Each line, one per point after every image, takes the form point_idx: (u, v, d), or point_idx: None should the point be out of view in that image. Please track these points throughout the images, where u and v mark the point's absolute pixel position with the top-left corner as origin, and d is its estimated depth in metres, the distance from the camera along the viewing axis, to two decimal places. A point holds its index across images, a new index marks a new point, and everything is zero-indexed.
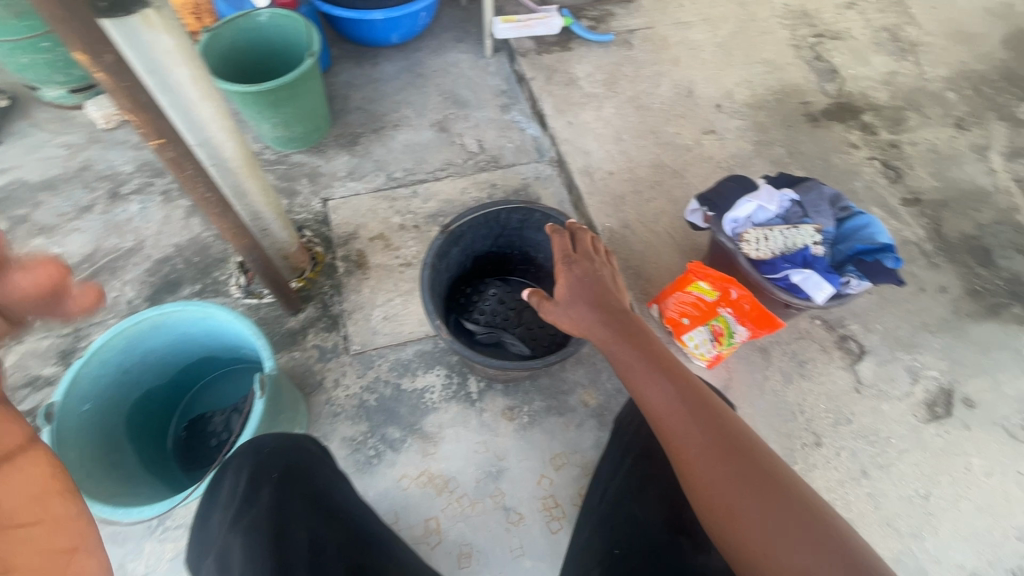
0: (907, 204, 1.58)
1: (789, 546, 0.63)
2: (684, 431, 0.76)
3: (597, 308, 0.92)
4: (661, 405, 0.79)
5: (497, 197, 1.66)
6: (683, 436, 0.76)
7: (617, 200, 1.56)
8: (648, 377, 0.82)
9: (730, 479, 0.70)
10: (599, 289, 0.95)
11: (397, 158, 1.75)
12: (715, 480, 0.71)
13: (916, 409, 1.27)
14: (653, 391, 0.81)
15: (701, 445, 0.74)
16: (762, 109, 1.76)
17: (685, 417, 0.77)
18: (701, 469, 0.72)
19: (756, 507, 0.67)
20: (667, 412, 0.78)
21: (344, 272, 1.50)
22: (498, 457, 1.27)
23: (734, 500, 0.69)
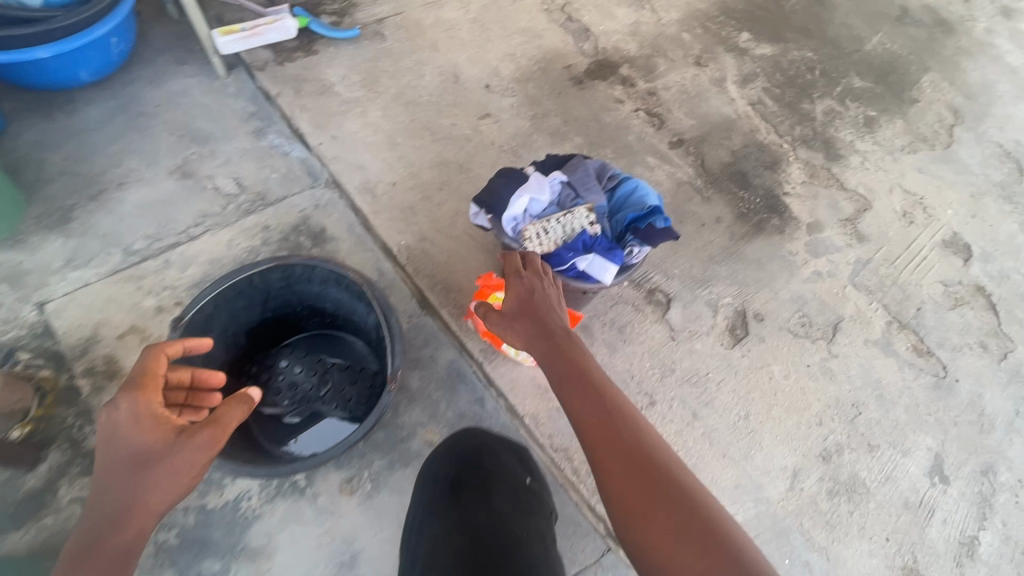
0: (674, 147, 1.69)
1: None
2: (614, 450, 0.75)
3: (537, 324, 0.90)
4: (591, 422, 0.78)
5: (274, 240, 1.43)
6: (612, 454, 0.75)
7: (407, 212, 1.43)
8: (580, 395, 0.81)
9: (657, 498, 0.70)
10: (543, 306, 0.92)
11: (131, 225, 1.40)
12: (638, 498, 0.70)
13: (722, 338, 1.38)
14: (584, 408, 0.80)
15: (629, 464, 0.73)
16: (530, 81, 1.73)
17: (616, 433, 0.76)
18: (627, 485, 0.72)
19: (678, 530, 0.67)
20: (598, 430, 0.77)
21: (92, 391, 1.18)
22: (348, 541, 1.12)
23: (657, 519, 0.68)
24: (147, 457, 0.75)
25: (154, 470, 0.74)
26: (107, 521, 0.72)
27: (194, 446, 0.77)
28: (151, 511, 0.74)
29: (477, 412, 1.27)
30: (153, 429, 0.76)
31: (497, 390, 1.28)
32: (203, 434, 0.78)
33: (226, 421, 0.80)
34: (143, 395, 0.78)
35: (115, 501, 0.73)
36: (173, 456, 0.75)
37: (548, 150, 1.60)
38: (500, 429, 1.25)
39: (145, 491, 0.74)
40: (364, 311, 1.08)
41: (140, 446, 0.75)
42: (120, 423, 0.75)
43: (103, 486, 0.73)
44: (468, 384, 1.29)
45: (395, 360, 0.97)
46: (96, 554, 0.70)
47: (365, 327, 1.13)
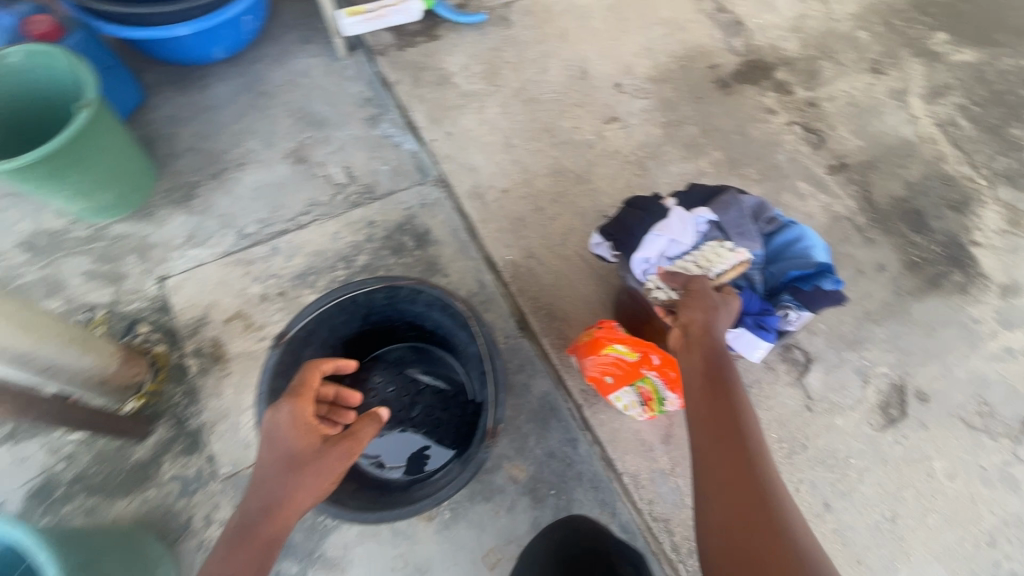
0: (833, 172, 1.42)
1: None
2: (732, 454, 0.66)
3: (705, 315, 0.80)
4: (712, 418, 0.70)
5: (377, 237, 1.38)
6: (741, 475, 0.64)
7: (516, 224, 1.32)
8: (712, 390, 0.72)
9: (767, 524, 0.60)
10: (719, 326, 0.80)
11: (247, 207, 1.42)
12: (742, 515, 0.61)
13: (871, 417, 1.15)
14: (710, 403, 0.71)
15: (747, 479, 0.63)
16: (666, 81, 1.53)
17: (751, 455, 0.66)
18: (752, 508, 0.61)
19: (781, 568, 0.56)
20: (716, 428, 0.69)
21: (197, 373, 1.21)
22: (420, 570, 1.08)
23: (756, 546, 0.58)
24: (297, 459, 0.76)
25: (303, 472, 0.75)
26: (257, 516, 0.73)
27: (335, 456, 0.78)
28: (294, 513, 0.74)
29: (567, 454, 1.15)
30: (305, 434, 0.77)
31: (593, 435, 1.15)
32: (341, 446, 0.78)
33: (363, 436, 0.81)
34: (300, 401, 0.79)
35: (265, 498, 0.74)
36: (320, 459, 0.76)
37: (679, 164, 1.41)
38: (591, 478, 1.13)
39: (291, 494, 0.74)
40: (467, 340, 0.99)
41: (293, 447, 0.77)
42: (280, 424, 0.77)
43: (258, 480, 0.75)
44: (562, 422, 1.18)
45: (497, 412, 0.85)
46: (248, 546, 0.72)
47: (465, 354, 1.04)
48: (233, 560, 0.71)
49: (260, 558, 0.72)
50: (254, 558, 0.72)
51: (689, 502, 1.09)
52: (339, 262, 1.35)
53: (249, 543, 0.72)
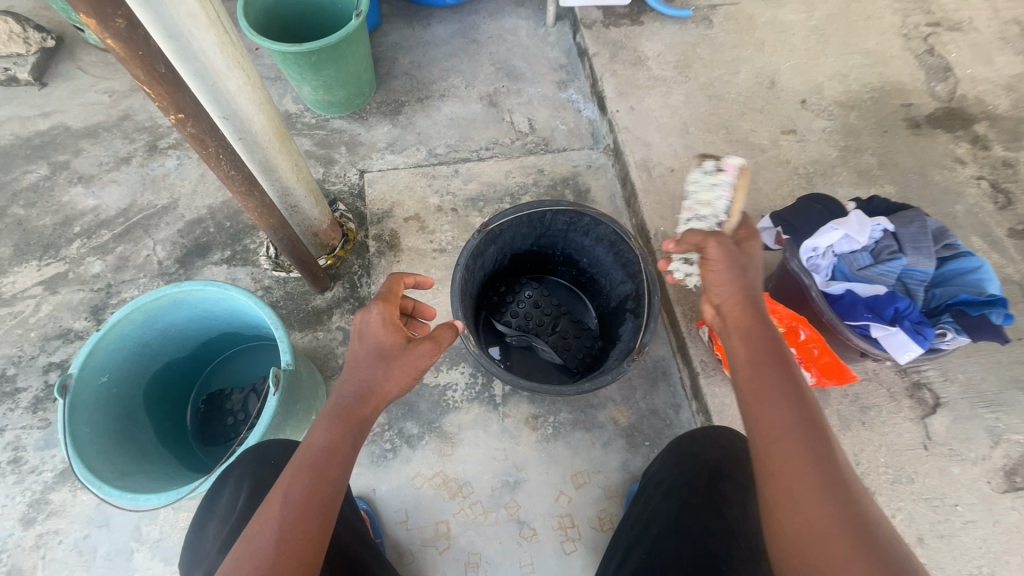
0: (1014, 235, 1.37)
1: None
2: (780, 429, 0.69)
3: (738, 291, 0.83)
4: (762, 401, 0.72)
5: (543, 184, 1.54)
6: (789, 449, 0.67)
7: (675, 202, 1.41)
8: (757, 368, 0.75)
9: (819, 503, 0.62)
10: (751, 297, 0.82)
11: (441, 132, 1.63)
12: (795, 485, 0.65)
13: (992, 476, 1.12)
14: (758, 384, 0.74)
15: (796, 450, 0.66)
16: (855, 108, 1.54)
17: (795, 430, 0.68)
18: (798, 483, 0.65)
19: (836, 534, 0.60)
20: (767, 410, 0.71)
21: (375, 253, 1.43)
22: (516, 467, 1.21)
23: (814, 513, 0.62)
24: (384, 353, 0.82)
25: (391, 364, 0.81)
26: (351, 399, 0.78)
27: (416, 354, 0.83)
28: (384, 398, 0.80)
29: (669, 415, 1.24)
30: (393, 332, 0.84)
31: (699, 405, 1.23)
32: (426, 346, 0.84)
33: (445, 338, 0.86)
34: (384, 306, 0.86)
35: (356, 384, 0.79)
36: (406, 354, 0.82)
37: (848, 188, 1.43)
38: None
39: (382, 381, 0.80)
40: (622, 279, 1.10)
41: (381, 343, 0.83)
42: (369, 325, 0.84)
43: (351, 370, 0.81)
44: (670, 386, 1.27)
45: (647, 335, 0.96)
46: (346, 422, 0.76)
47: (612, 294, 1.16)
48: (332, 434, 0.75)
49: (355, 436, 0.77)
50: (348, 434, 0.76)
51: None
52: (506, 197, 1.52)
53: (345, 418, 0.76)
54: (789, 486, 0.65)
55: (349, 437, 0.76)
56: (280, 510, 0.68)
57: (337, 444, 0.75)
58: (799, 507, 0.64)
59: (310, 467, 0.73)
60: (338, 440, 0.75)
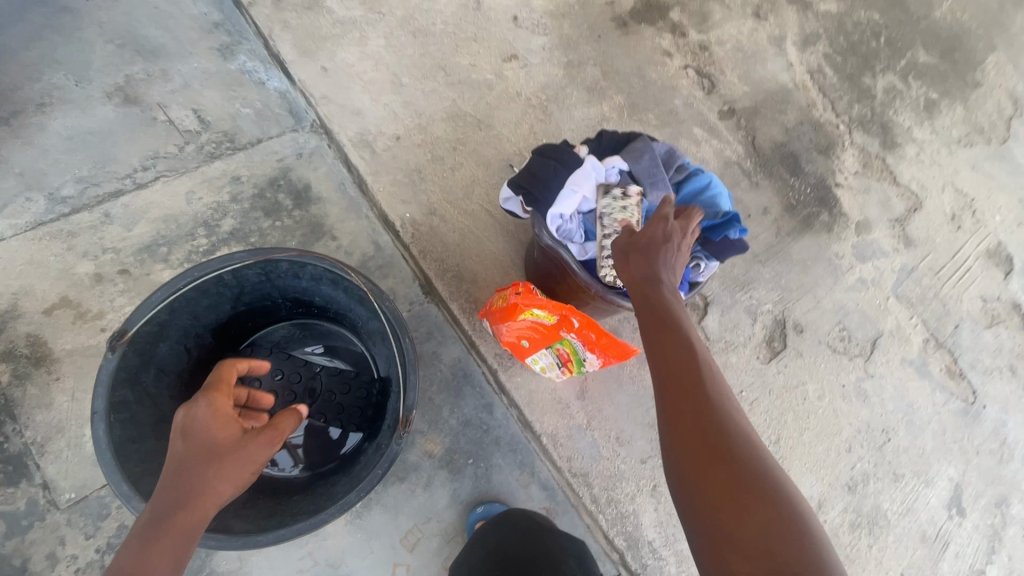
0: (723, 117, 1.45)
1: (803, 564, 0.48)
2: (691, 377, 0.59)
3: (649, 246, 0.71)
4: (673, 351, 0.61)
5: (245, 196, 1.16)
6: (703, 402, 0.57)
7: (414, 175, 1.17)
8: (660, 318, 0.64)
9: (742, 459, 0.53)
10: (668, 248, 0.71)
11: (60, 162, 1.10)
12: (716, 445, 0.54)
13: (759, 351, 1.25)
14: (661, 332, 0.63)
15: (710, 400, 0.57)
16: (566, 17, 1.42)
17: (708, 381, 0.59)
18: (724, 441, 0.54)
19: (765, 496, 0.51)
20: (675, 360, 0.60)
21: (13, 380, 0.95)
22: (331, 567, 0.98)
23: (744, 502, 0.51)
24: (216, 448, 0.61)
25: (222, 463, 0.60)
26: (170, 510, 0.57)
27: (257, 448, 0.63)
28: (206, 509, 0.58)
29: (484, 420, 1.10)
30: (227, 423, 0.63)
31: (509, 398, 1.10)
32: (263, 436, 0.64)
33: (290, 423, 0.67)
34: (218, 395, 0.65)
35: (177, 489, 0.58)
36: (239, 452, 0.62)
37: (583, 109, 1.34)
38: (509, 441, 1.09)
39: (209, 486, 0.59)
40: (368, 315, 0.86)
41: (211, 437, 0.62)
42: (196, 418, 0.62)
43: (172, 475, 0.59)
44: (476, 389, 1.11)
45: (410, 398, 0.74)
46: (155, 543, 0.55)
47: (367, 330, 0.91)
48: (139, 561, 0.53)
49: (177, 561, 0.55)
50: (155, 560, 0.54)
51: (609, 453, 1.09)
52: (198, 228, 1.11)
53: (159, 539, 0.55)
54: (714, 444, 0.54)
55: None
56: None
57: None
58: (724, 468, 0.53)
59: None
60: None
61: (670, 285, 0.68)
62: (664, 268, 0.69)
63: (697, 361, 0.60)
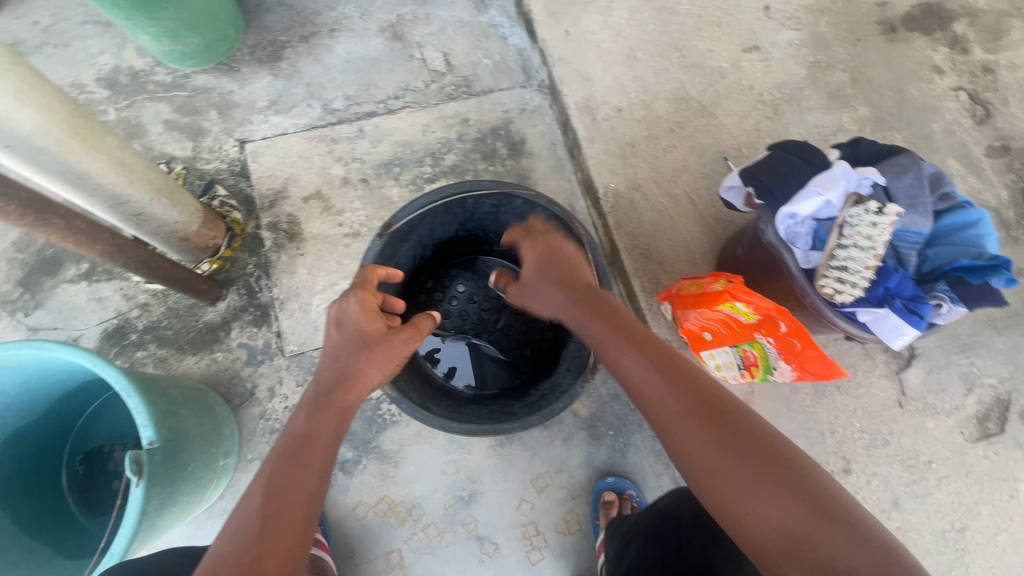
0: (991, 153, 1.23)
1: (794, 519, 0.54)
2: (650, 389, 0.65)
3: (552, 281, 0.76)
4: (635, 370, 0.66)
5: (470, 139, 1.27)
6: (665, 409, 0.63)
7: (626, 149, 1.18)
8: (603, 345, 0.70)
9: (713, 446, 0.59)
10: (563, 265, 0.77)
11: (336, 80, 1.29)
12: (694, 443, 0.60)
13: (965, 426, 1.07)
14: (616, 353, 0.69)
15: (671, 404, 0.63)
16: (824, 13, 1.30)
17: (663, 388, 0.64)
18: (689, 436, 0.61)
19: (741, 469, 0.57)
20: (640, 377, 0.66)
21: (272, 247, 1.17)
22: (469, 480, 1.09)
23: (743, 489, 0.57)
24: (365, 337, 0.72)
25: (372, 352, 0.71)
26: (328, 386, 0.69)
27: (400, 341, 0.74)
28: (364, 388, 0.71)
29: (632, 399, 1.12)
30: (374, 317, 0.73)
31: None
32: (404, 333, 0.75)
33: (425, 327, 0.77)
34: (365, 293, 0.74)
35: (336, 370, 0.70)
36: (384, 343, 0.73)
37: (819, 115, 1.23)
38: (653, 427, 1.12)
39: (362, 371, 0.70)
40: None
41: (363, 329, 0.73)
42: (348, 311, 0.72)
43: (328, 358, 0.71)
44: None
45: None
46: (324, 410, 0.68)
47: None
48: (313, 425, 0.66)
49: (339, 427, 0.68)
50: (328, 425, 0.67)
51: None
52: (427, 157, 1.25)
53: (326, 408, 0.67)
54: (692, 446, 0.60)
55: (310, 471, 0.63)
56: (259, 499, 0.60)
57: (310, 444, 0.65)
58: (706, 462, 0.59)
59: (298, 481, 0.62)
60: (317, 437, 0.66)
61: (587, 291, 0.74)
62: (552, 287, 0.76)
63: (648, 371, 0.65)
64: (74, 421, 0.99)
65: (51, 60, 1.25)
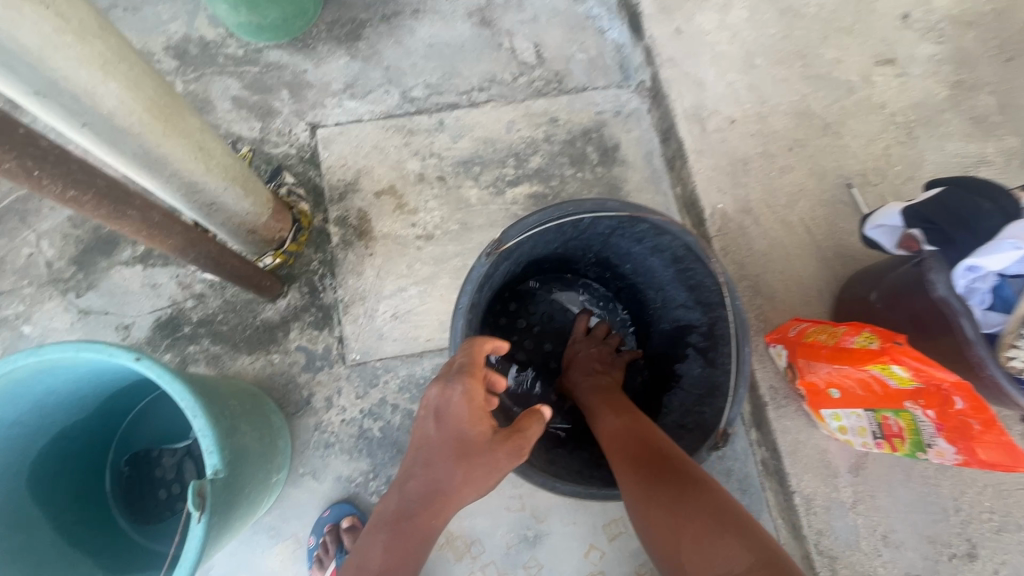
0: None
1: (714, 556, 0.51)
2: (614, 441, 0.67)
3: (578, 364, 0.84)
4: (608, 426, 0.69)
5: (559, 140, 1.15)
6: (619, 457, 0.64)
7: (738, 167, 1.06)
8: (594, 411, 0.74)
9: (650, 485, 0.59)
10: (593, 363, 0.83)
11: (417, 66, 1.19)
12: (637, 486, 0.60)
13: None
14: (599, 415, 0.72)
15: (625, 451, 0.64)
16: (972, 27, 1.14)
17: (623, 439, 0.66)
18: (631, 479, 0.61)
19: (671, 506, 0.56)
20: (609, 433, 0.69)
21: (340, 244, 1.08)
22: (535, 518, 0.99)
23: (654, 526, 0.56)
24: (464, 446, 0.61)
25: (472, 467, 0.60)
26: (414, 500, 0.62)
27: (502, 456, 0.61)
28: (452, 505, 0.62)
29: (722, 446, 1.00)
30: (478, 418, 0.61)
31: (761, 436, 0.98)
32: (509, 445, 0.61)
33: (534, 434, 0.63)
34: (470, 386, 0.60)
35: (427, 480, 0.61)
36: (485, 457, 0.60)
37: (958, 142, 1.08)
38: (741, 479, 0.99)
39: (457, 488, 0.61)
40: (686, 303, 0.80)
41: (462, 432, 0.61)
42: (449, 408, 0.61)
43: (420, 461, 0.62)
44: None
45: (732, 410, 0.68)
46: (406, 530, 0.61)
47: (664, 314, 0.87)
48: (391, 552, 0.60)
49: (420, 549, 0.62)
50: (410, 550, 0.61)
51: (864, 546, 0.92)
52: (510, 158, 1.14)
53: (407, 529, 0.61)
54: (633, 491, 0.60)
55: None
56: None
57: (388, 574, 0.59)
58: (644, 504, 0.58)
59: None
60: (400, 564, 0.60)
61: (601, 381, 0.79)
62: (573, 370, 0.84)
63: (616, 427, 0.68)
64: (122, 421, 0.92)
65: (119, 24, 1.17)
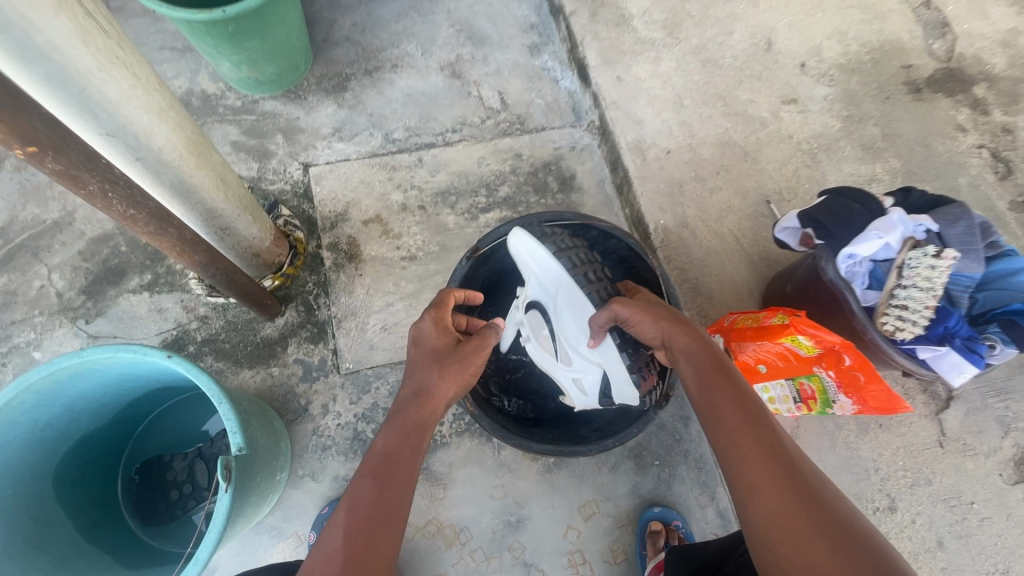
0: (1015, 209, 1.27)
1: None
2: (738, 428, 0.63)
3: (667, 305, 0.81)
4: (729, 407, 0.65)
5: (523, 172, 1.33)
6: (745, 448, 0.61)
7: (675, 189, 1.25)
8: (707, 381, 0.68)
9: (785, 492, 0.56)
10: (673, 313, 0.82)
11: (397, 112, 1.36)
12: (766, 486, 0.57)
13: (1004, 469, 1.07)
14: (718, 390, 0.67)
15: (752, 443, 0.61)
16: (856, 73, 1.39)
17: (751, 431, 0.62)
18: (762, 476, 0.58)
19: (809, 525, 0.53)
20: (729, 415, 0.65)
21: (332, 266, 1.21)
22: (517, 505, 1.10)
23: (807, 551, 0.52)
24: (436, 351, 0.75)
25: (447, 364, 0.73)
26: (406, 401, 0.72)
27: (468, 350, 0.75)
28: (439, 400, 0.72)
29: (678, 430, 1.15)
30: (443, 331, 0.77)
31: None
32: (471, 342, 0.76)
33: (492, 333, 0.79)
34: (434, 312, 0.79)
35: (413, 385, 0.73)
36: (453, 353, 0.74)
37: (852, 165, 1.31)
38: (697, 458, 1.14)
39: (438, 381, 0.72)
40: None
41: (433, 344, 0.76)
42: (422, 331, 0.77)
43: (408, 375, 0.75)
44: (678, 398, 1.17)
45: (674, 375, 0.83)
46: (401, 421, 0.69)
47: None
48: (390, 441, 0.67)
49: (418, 441, 0.68)
50: (406, 441, 0.67)
51: None
52: (481, 188, 1.30)
53: (402, 419, 0.69)
54: (760, 489, 0.57)
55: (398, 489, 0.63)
56: (344, 517, 0.60)
57: (391, 458, 0.65)
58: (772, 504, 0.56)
59: (376, 474, 0.64)
60: (399, 447, 0.67)
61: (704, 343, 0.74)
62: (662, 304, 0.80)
63: (741, 415, 0.64)
64: (133, 431, 1.00)
65: None
